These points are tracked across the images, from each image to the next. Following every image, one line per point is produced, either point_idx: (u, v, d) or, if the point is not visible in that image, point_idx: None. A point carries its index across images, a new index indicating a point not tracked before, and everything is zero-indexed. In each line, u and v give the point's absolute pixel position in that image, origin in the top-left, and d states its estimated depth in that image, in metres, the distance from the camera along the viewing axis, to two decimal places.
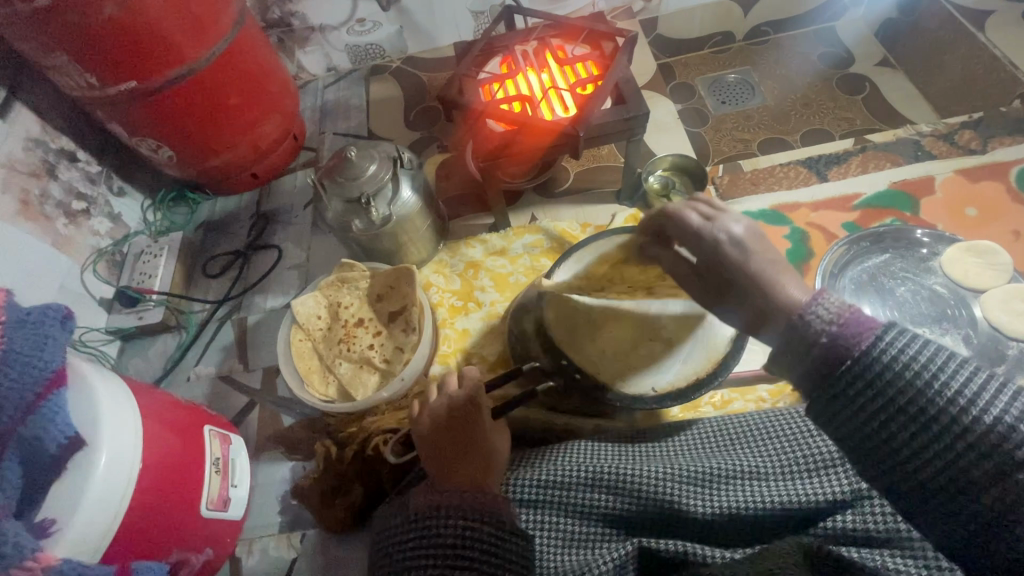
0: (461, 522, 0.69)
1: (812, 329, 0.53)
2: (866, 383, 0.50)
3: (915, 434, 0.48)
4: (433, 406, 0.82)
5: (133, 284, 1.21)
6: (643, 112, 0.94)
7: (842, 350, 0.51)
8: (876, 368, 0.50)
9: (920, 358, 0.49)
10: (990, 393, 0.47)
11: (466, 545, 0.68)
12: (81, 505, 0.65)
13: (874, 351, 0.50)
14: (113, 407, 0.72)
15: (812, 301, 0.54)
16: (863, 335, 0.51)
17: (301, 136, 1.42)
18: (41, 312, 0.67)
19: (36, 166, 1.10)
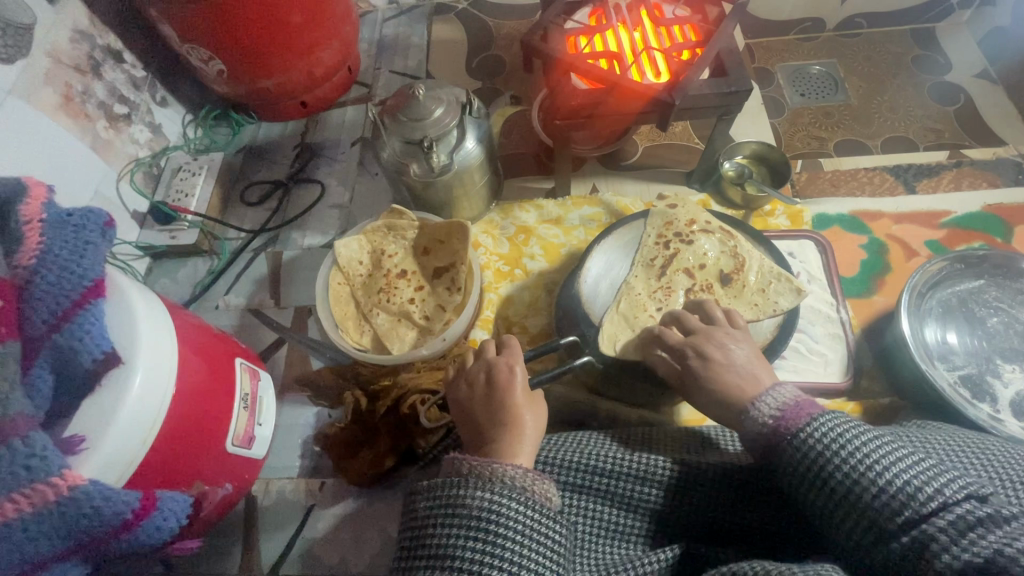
0: (492, 495, 0.62)
1: (756, 419, 0.61)
2: (806, 470, 0.55)
3: (845, 504, 0.52)
4: (477, 373, 0.77)
5: (168, 200, 1.15)
6: (746, 89, 0.86)
7: (779, 437, 0.58)
8: (805, 448, 0.55)
9: (846, 436, 0.54)
10: (904, 467, 0.50)
11: (493, 524, 0.60)
12: (112, 427, 0.60)
13: (804, 433, 0.56)
14: (150, 325, 0.67)
15: (754, 400, 0.63)
16: (798, 419, 0.58)
17: (355, 68, 1.34)
18: (82, 215, 0.66)
19: (82, 60, 1.03)
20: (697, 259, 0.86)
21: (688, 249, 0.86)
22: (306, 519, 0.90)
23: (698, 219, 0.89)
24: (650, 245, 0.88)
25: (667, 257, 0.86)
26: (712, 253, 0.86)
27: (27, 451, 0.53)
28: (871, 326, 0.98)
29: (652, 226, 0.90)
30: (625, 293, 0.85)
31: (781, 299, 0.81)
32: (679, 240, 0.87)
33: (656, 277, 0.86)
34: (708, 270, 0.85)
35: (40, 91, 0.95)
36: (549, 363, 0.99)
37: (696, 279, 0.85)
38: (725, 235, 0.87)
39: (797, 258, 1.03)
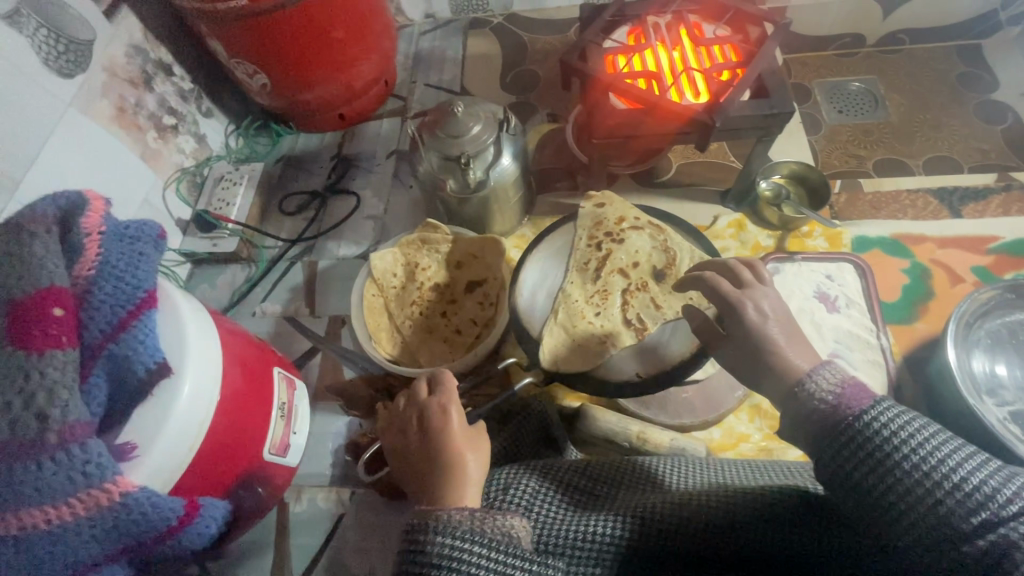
0: (455, 541, 0.55)
1: (812, 394, 0.57)
2: (870, 462, 0.51)
3: (908, 499, 0.49)
4: (409, 418, 0.73)
5: (211, 209, 1.18)
6: (788, 111, 0.84)
7: (838, 416, 0.54)
8: (868, 434, 0.52)
9: (914, 428, 0.51)
10: (977, 468, 0.47)
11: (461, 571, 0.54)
12: (161, 436, 0.63)
13: (867, 416, 0.53)
14: (198, 336, 0.70)
15: (812, 371, 0.59)
16: (861, 401, 0.54)
17: (392, 81, 1.36)
18: (138, 227, 0.69)
19: (135, 74, 1.07)
20: (629, 258, 0.85)
21: (621, 248, 0.85)
22: (335, 527, 0.91)
23: (627, 217, 0.89)
24: (582, 249, 0.88)
25: (602, 258, 0.86)
26: (644, 250, 0.85)
27: (84, 457, 0.55)
28: (912, 355, 0.96)
29: (583, 229, 0.90)
30: (561, 302, 0.84)
31: None
32: (612, 241, 0.87)
33: (591, 280, 0.85)
34: (641, 267, 0.84)
35: (96, 104, 0.99)
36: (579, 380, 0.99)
37: (628, 277, 0.83)
38: (655, 231, 0.87)
39: (836, 281, 1.02)
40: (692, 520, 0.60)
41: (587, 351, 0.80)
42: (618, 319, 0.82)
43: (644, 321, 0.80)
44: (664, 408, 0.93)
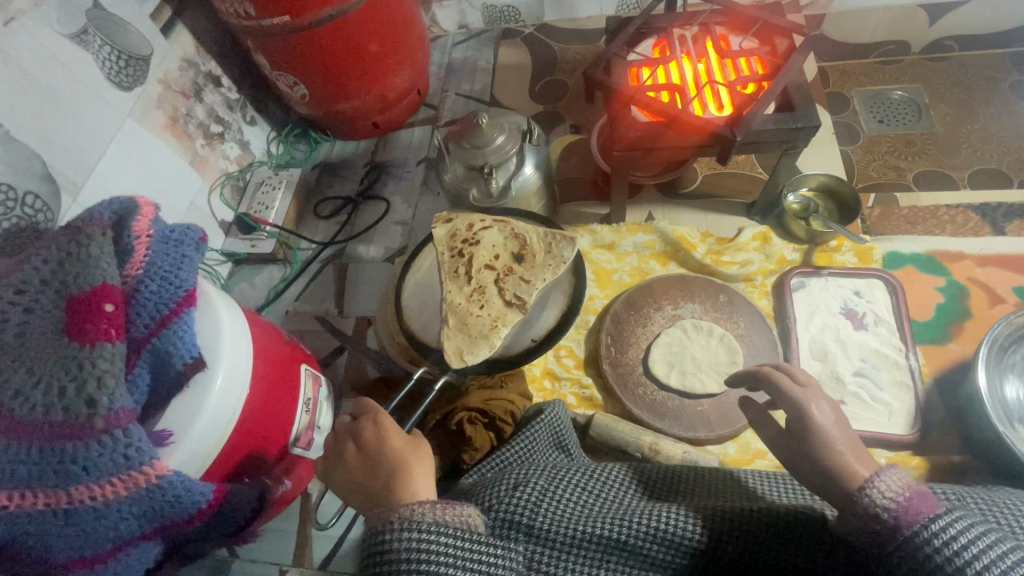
0: (421, 534, 0.57)
1: (866, 506, 0.53)
2: (911, 564, 0.49)
3: None
4: (346, 443, 0.74)
5: (251, 212, 1.25)
6: (813, 125, 0.83)
7: (899, 532, 0.50)
8: (925, 552, 0.48)
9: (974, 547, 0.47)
10: None
11: (423, 563, 0.56)
12: (195, 424, 0.68)
13: (925, 534, 0.49)
14: (230, 333, 0.75)
15: (864, 482, 0.53)
16: (920, 513, 0.50)
17: (424, 91, 1.41)
18: (182, 231, 0.75)
19: (187, 85, 1.16)
20: (489, 253, 0.94)
21: (481, 248, 0.94)
22: (354, 519, 0.95)
23: (475, 222, 0.96)
24: (448, 260, 0.94)
25: (469, 259, 0.93)
26: (499, 244, 0.95)
27: (127, 441, 0.61)
28: (943, 376, 0.92)
29: (438, 245, 0.96)
30: (448, 310, 0.89)
31: (564, 250, 0.93)
32: (471, 243, 0.94)
33: (465, 282, 0.91)
34: (502, 257, 0.93)
35: (151, 115, 1.08)
36: (595, 388, 1.01)
37: (495, 270, 0.92)
38: (501, 224, 0.97)
39: (864, 297, 1.00)
40: (656, 540, 0.62)
41: (487, 344, 0.85)
42: (500, 304, 0.89)
43: (522, 297, 0.89)
44: (679, 420, 0.92)
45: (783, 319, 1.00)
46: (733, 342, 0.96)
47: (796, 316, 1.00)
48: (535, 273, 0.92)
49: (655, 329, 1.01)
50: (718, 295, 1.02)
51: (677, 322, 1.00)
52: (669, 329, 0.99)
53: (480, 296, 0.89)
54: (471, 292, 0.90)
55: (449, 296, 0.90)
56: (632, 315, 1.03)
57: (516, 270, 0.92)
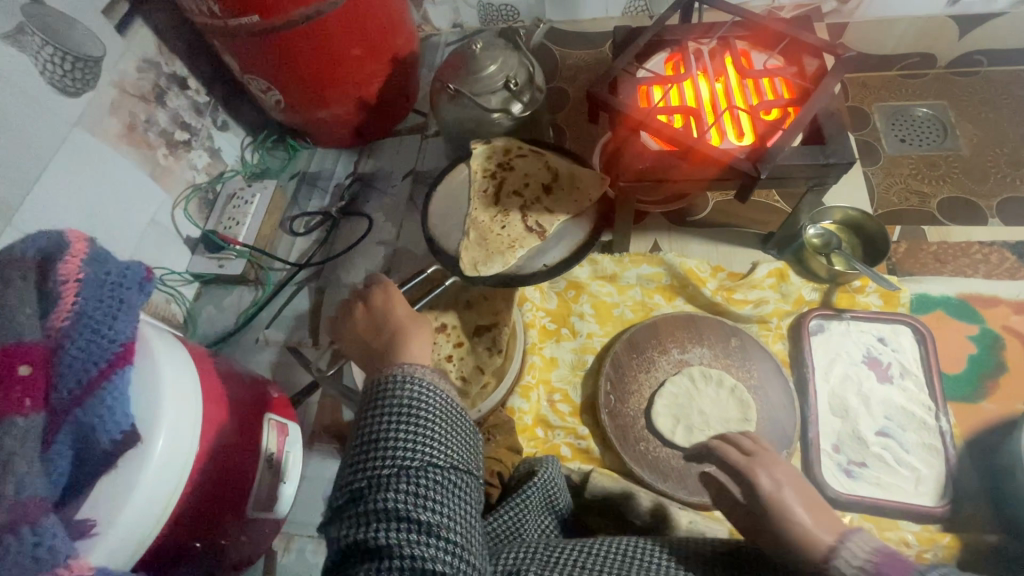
0: (421, 392, 0.63)
1: None
2: None
3: None
4: (353, 305, 0.82)
5: (220, 228, 1.15)
6: (847, 162, 0.73)
7: None
8: None
9: None
10: None
11: (416, 410, 0.62)
12: (123, 511, 0.58)
13: None
14: (173, 395, 0.65)
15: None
16: None
17: (412, 96, 1.30)
18: (121, 272, 0.64)
19: (147, 89, 1.04)
20: (521, 180, 0.95)
21: (513, 175, 0.95)
22: None
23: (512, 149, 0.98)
24: (480, 179, 0.95)
25: (500, 181, 0.94)
26: (532, 173, 0.96)
27: (36, 540, 0.51)
28: (976, 439, 0.84)
29: (474, 163, 0.97)
30: (470, 225, 0.90)
31: (593, 188, 0.91)
32: (505, 168, 0.96)
33: (492, 204, 0.93)
34: (532, 186, 0.94)
35: (104, 123, 0.96)
36: (591, 440, 0.91)
37: (523, 197, 0.93)
38: (539, 154, 0.98)
39: (889, 346, 0.91)
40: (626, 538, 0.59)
41: (502, 262, 0.85)
42: (522, 228, 0.89)
43: (544, 226, 0.89)
44: (684, 482, 0.84)
45: (800, 367, 0.91)
46: (747, 396, 0.87)
47: (814, 365, 0.91)
48: (561, 204, 0.91)
49: (660, 375, 0.92)
50: (729, 339, 0.93)
51: (684, 369, 0.91)
52: (675, 377, 0.90)
53: (502, 219, 0.90)
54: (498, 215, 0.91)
55: (475, 214, 0.91)
56: (634, 358, 0.93)
57: (542, 198, 0.92)
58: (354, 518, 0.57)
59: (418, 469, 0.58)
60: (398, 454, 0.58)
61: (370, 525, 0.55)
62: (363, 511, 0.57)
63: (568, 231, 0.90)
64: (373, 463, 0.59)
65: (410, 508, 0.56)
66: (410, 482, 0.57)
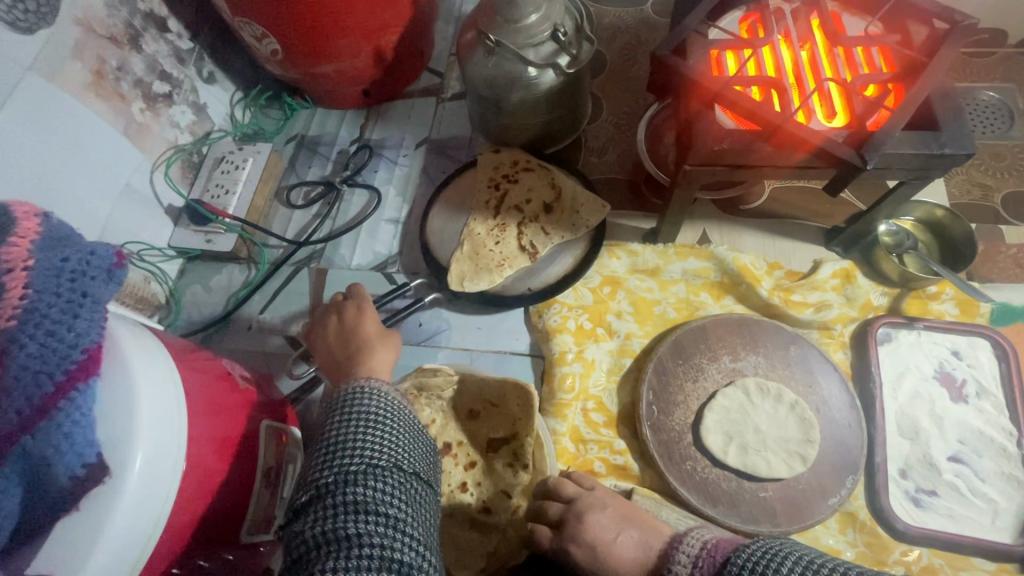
0: (386, 393, 0.60)
1: None
2: None
3: None
4: (328, 318, 0.75)
5: (206, 197, 1.00)
6: (965, 153, 0.62)
7: None
8: None
9: None
10: None
11: (380, 411, 0.57)
12: (85, 568, 0.46)
13: None
14: (154, 416, 0.52)
15: None
16: None
17: (427, 52, 1.14)
18: (83, 256, 0.51)
19: (118, 29, 0.88)
20: (522, 195, 0.90)
21: (516, 189, 0.90)
22: None
23: (520, 160, 0.93)
24: (482, 189, 0.91)
25: (501, 194, 0.90)
26: (534, 188, 0.91)
27: None
28: None
29: (481, 171, 0.93)
30: (465, 237, 0.88)
31: (591, 217, 0.88)
32: (508, 181, 0.91)
33: (492, 216, 0.89)
34: (533, 204, 0.89)
35: (66, 68, 0.81)
36: (630, 455, 0.82)
37: (521, 214, 0.88)
38: (545, 171, 0.92)
39: (964, 360, 0.81)
40: None
41: (487, 280, 0.84)
42: (515, 246, 0.86)
43: (537, 246, 0.86)
44: (736, 509, 0.74)
45: (864, 381, 0.82)
46: (809, 413, 0.77)
47: (881, 380, 0.81)
48: (556, 229, 0.87)
49: (708, 386, 0.81)
50: (787, 347, 0.83)
51: (736, 379, 0.81)
52: (726, 389, 0.80)
53: (496, 235, 0.87)
54: (494, 227, 0.88)
55: (472, 228, 0.88)
56: (680, 365, 0.83)
57: (539, 218, 0.88)
58: (305, 526, 0.50)
59: (391, 466, 0.53)
60: (366, 450, 0.53)
61: (332, 523, 0.49)
62: (323, 509, 0.50)
63: (559, 253, 0.90)
64: (333, 463, 0.53)
65: (383, 504, 0.50)
66: (377, 481, 0.52)
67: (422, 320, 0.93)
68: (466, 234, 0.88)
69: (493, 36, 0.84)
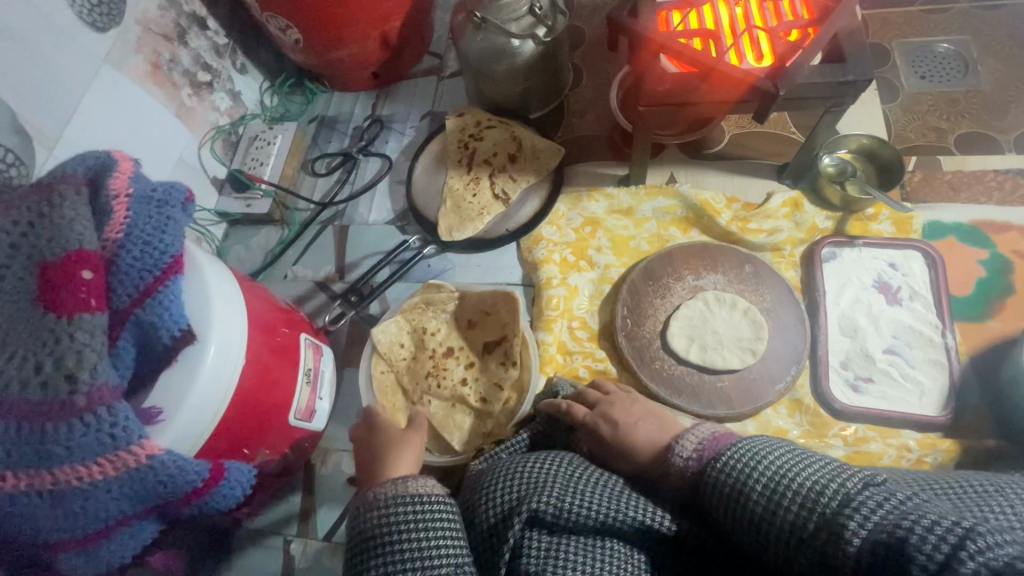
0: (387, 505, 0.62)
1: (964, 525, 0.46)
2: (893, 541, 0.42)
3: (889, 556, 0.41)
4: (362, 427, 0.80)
5: (244, 168, 1.18)
6: (865, 78, 0.75)
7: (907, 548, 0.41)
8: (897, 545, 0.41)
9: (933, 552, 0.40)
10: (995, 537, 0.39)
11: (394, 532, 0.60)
12: (184, 404, 0.63)
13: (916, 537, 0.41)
14: (224, 308, 0.69)
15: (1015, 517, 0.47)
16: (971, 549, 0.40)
17: (428, 37, 1.29)
18: (165, 191, 0.67)
19: (169, 28, 1.05)
20: (488, 148, 1.08)
21: (482, 143, 1.09)
22: (359, 492, 0.91)
23: (483, 120, 1.11)
24: (453, 149, 1.10)
25: (471, 151, 1.09)
26: (498, 142, 1.08)
27: (112, 419, 0.56)
28: (980, 355, 0.88)
29: (450, 134, 1.11)
30: (447, 193, 1.06)
31: (549, 160, 1.06)
32: (475, 138, 1.09)
33: (466, 172, 1.07)
34: (499, 156, 1.07)
35: (131, 60, 0.98)
36: (609, 362, 0.96)
37: (489, 166, 1.07)
38: (504, 125, 1.10)
39: (900, 270, 0.93)
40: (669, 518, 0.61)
41: (472, 225, 1.02)
42: (490, 196, 1.04)
43: (508, 193, 1.04)
44: (698, 397, 0.88)
45: (811, 292, 0.94)
46: (760, 317, 0.90)
47: (825, 290, 0.93)
48: (521, 175, 1.05)
49: (675, 301, 0.95)
50: (742, 266, 0.96)
51: (698, 294, 0.94)
52: (690, 301, 0.93)
53: (472, 186, 1.05)
54: (469, 180, 1.06)
55: (451, 183, 1.07)
56: (650, 285, 0.96)
57: (505, 167, 1.06)
58: None
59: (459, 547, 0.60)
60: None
61: None
62: None
63: (526, 197, 1.07)
64: None
65: None
66: None
67: (431, 262, 1.08)
68: (447, 187, 1.06)
69: (480, 14, 0.98)
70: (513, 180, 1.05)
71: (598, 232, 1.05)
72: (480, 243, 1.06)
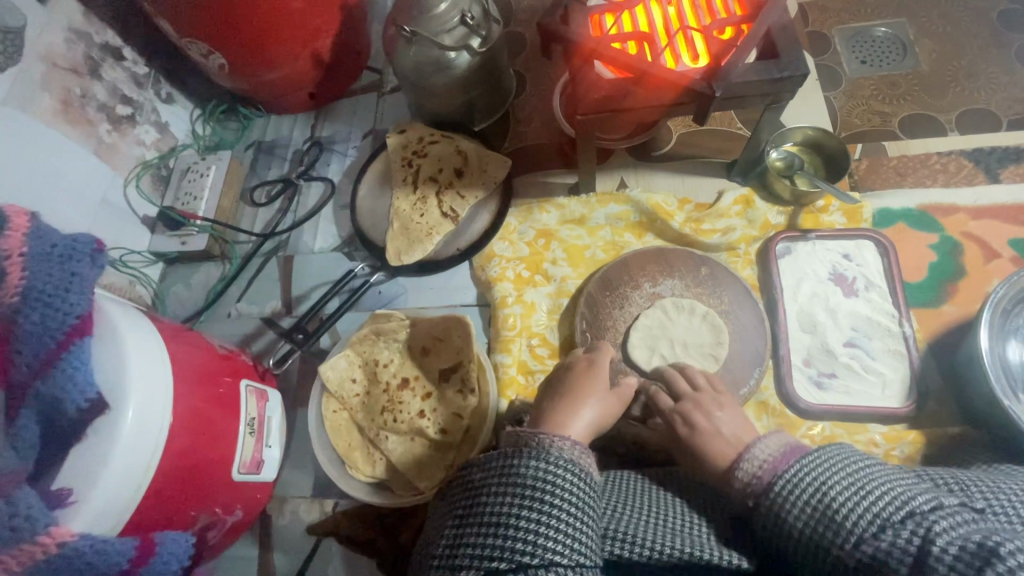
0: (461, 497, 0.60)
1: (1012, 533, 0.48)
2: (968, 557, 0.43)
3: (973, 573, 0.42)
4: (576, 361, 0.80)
5: (177, 204, 1.11)
6: (801, 74, 0.73)
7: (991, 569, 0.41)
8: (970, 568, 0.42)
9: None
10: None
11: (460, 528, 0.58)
12: (101, 478, 0.58)
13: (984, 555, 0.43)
14: (141, 368, 0.63)
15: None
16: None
17: (364, 52, 1.25)
18: (68, 243, 0.60)
19: (79, 62, 0.98)
20: (433, 165, 1.04)
21: (426, 160, 1.04)
22: (319, 540, 0.86)
23: (426, 136, 1.06)
24: (398, 169, 1.04)
25: (416, 169, 1.04)
26: (443, 158, 1.04)
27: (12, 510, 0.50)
28: (938, 339, 0.88)
29: (393, 154, 1.06)
30: (394, 215, 1.01)
31: (496, 172, 1.02)
32: (419, 155, 1.05)
33: (412, 192, 1.02)
34: (445, 172, 1.03)
35: (38, 99, 0.91)
36: None
37: (436, 183, 1.02)
38: (448, 140, 1.05)
39: (854, 261, 0.92)
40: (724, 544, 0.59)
41: (421, 248, 0.97)
42: (438, 214, 1.00)
43: (456, 210, 1.00)
44: None
45: (769, 290, 0.93)
46: (719, 321, 0.88)
47: (782, 286, 0.92)
48: (470, 190, 1.01)
49: (633, 310, 0.92)
50: (698, 268, 0.94)
51: (656, 301, 0.92)
52: (648, 310, 0.90)
53: (418, 206, 1.01)
54: (416, 200, 1.02)
55: (397, 204, 1.02)
56: (608, 296, 0.93)
57: (453, 183, 1.02)
58: None
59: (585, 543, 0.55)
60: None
61: None
62: None
63: (476, 213, 1.03)
64: None
65: None
66: None
67: (381, 288, 1.04)
68: (393, 210, 1.01)
69: (409, 28, 0.93)
70: (462, 196, 1.01)
71: (552, 244, 1.02)
72: (431, 264, 1.01)
